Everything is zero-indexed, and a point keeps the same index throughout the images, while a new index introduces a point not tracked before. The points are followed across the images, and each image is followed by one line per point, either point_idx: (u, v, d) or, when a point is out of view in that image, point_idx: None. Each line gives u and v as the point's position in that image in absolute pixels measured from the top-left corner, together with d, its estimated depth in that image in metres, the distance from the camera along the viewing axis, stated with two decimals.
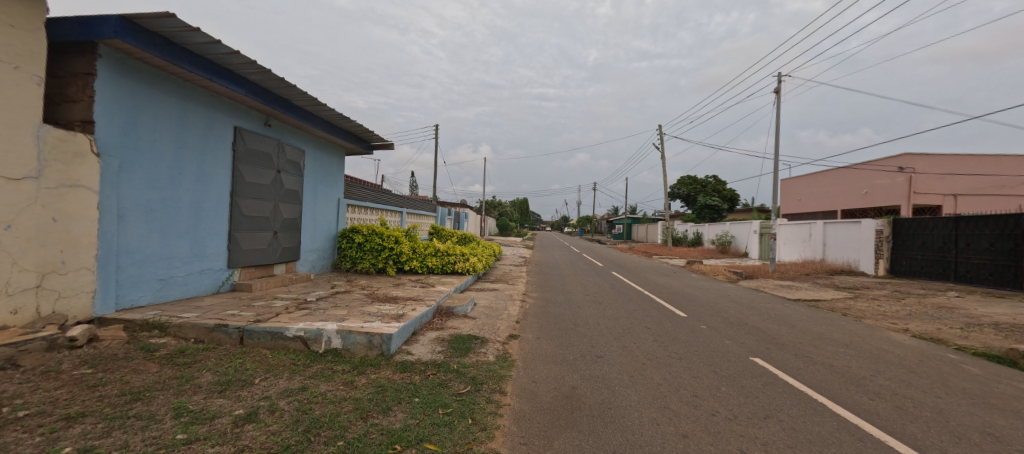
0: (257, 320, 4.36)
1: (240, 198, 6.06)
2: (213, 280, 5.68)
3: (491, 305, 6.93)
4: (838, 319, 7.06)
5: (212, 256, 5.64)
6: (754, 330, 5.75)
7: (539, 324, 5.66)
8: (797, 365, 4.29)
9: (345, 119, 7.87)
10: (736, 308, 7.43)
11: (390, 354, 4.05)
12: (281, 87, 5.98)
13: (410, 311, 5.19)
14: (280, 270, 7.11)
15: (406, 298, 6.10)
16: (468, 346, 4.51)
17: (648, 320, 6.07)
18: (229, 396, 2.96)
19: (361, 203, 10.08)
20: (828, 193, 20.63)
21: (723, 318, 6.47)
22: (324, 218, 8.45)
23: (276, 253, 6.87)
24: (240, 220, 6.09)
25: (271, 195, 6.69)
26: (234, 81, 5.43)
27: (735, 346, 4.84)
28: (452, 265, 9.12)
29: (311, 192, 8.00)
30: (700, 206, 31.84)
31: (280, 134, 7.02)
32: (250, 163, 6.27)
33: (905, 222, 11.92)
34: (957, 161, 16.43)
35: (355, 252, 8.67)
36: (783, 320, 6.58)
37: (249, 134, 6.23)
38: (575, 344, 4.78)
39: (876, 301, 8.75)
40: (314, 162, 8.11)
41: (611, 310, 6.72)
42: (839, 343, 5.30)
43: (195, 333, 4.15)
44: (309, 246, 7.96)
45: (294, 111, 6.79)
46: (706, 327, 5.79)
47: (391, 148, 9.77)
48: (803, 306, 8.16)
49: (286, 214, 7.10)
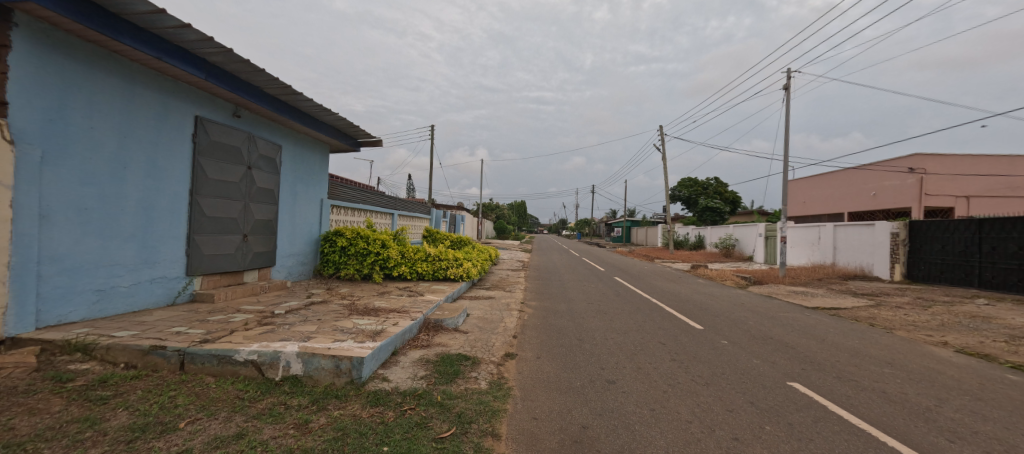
0: (205, 339, 3.66)
1: (202, 196, 5.37)
2: (167, 291, 4.98)
3: (486, 316, 6.23)
4: (869, 331, 6.39)
5: (166, 263, 4.94)
6: (784, 346, 5.06)
7: (539, 340, 4.98)
8: (844, 393, 3.62)
9: (327, 111, 7.19)
10: (754, 318, 6.79)
11: (361, 382, 3.36)
12: (248, 72, 5.29)
13: (391, 327, 4.49)
14: (251, 278, 6.41)
15: (389, 309, 5.40)
16: (456, 369, 3.81)
17: (662, 335, 5.39)
18: (137, 451, 2.26)
19: (347, 204, 9.38)
20: (834, 195, 20.08)
21: (743, 330, 5.82)
22: (305, 220, 7.75)
23: (246, 258, 6.17)
24: (201, 222, 5.39)
25: (241, 194, 6.00)
26: (190, 63, 4.75)
27: (768, 369, 4.16)
28: (445, 270, 8.45)
29: (290, 192, 7.31)
30: (699, 209, 31.47)
31: (252, 126, 6.33)
32: (215, 158, 5.58)
33: (923, 225, 11.34)
34: (969, 162, 15.92)
35: (338, 257, 7.96)
36: (810, 333, 5.93)
37: (214, 126, 5.54)
38: (582, 366, 4.08)
39: (901, 309, 8.12)
40: (294, 159, 7.43)
41: (619, 322, 6.03)
42: (883, 362, 4.63)
43: (126, 356, 3.44)
44: (287, 250, 7.26)
45: (266, 100, 6.10)
46: (729, 343, 5.11)
47: (379, 145, 9.09)
48: (825, 316, 7.52)
49: (257, 215, 6.40)
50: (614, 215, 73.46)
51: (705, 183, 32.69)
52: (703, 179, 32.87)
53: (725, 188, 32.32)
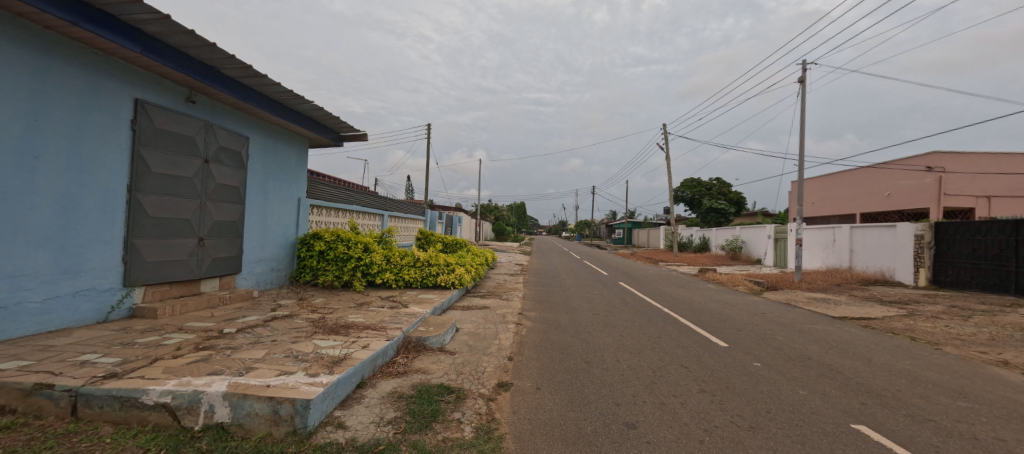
0: (111, 373, 2.87)
1: (143, 193, 4.58)
2: (97, 306, 4.19)
3: (477, 331, 5.41)
4: (916, 348, 5.59)
5: (95, 272, 4.16)
6: (829, 371, 4.26)
7: (540, 364, 4.20)
8: (930, 442, 2.83)
9: (303, 100, 6.40)
10: (781, 332, 6.02)
11: (307, 432, 2.55)
12: (197, 46, 4.49)
13: (360, 351, 3.67)
14: (209, 288, 5.61)
15: (364, 326, 4.61)
16: (435, 409, 3.01)
17: (683, 355, 4.61)
18: None
19: (329, 204, 8.53)
20: (845, 195, 19.32)
21: (774, 349, 5.04)
22: (278, 221, 6.96)
23: (203, 266, 5.37)
24: (144, 224, 4.61)
25: (195, 191, 5.22)
26: (121, 33, 3.96)
27: (821, 405, 3.37)
28: (435, 277, 7.66)
29: (259, 189, 6.52)
30: (704, 210, 30.70)
31: (212, 114, 5.55)
32: (163, 149, 4.80)
33: (950, 226, 10.56)
34: (991, 160, 15.18)
35: (315, 263, 7.17)
36: (851, 351, 5.16)
37: (161, 111, 4.77)
38: (592, 403, 3.29)
39: (939, 320, 7.35)
40: (264, 153, 6.63)
41: (630, 339, 5.24)
42: (953, 392, 3.85)
43: (3, 398, 2.66)
44: (255, 256, 6.46)
45: (226, 84, 5.33)
46: (764, 366, 4.31)
47: (364, 139, 8.31)
48: (858, 328, 6.73)
49: (217, 216, 5.60)
50: (614, 217, 72.80)
51: (710, 183, 31.94)
52: (707, 180, 32.10)
53: (729, 189, 31.57)
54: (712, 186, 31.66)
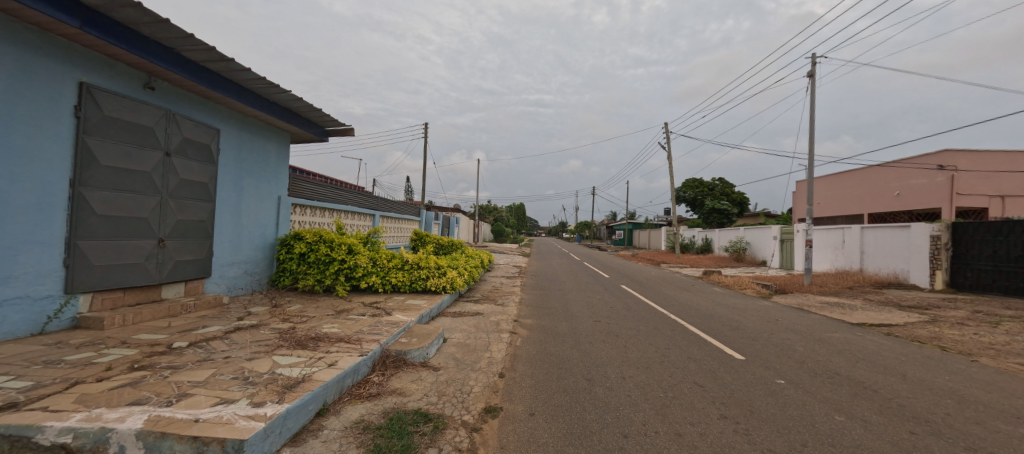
0: (10, 403, 2.36)
1: (90, 189, 4.08)
2: (30, 316, 3.68)
3: (467, 342, 4.90)
4: (950, 360, 5.07)
5: (28, 278, 3.65)
6: (863, 389, 3.76)
7: (535, 382, 3.69)
8: None
9: (280, 90, 5.90)
10: (799, 341, 5.53)
11: None
12: (149, 22, 4.00)
13: (324, 370, 3.15)
14: (172, 294, 5.10)
15: (337, 338, 4.09)
16: (406, 444, 2.50)
17: (696, 371, 4.10)
18: None
19: (314, 203, 8.00)
20: (852, 195, 18.85)
21: (796, 362, 4.54)
22: (255, 221, 6.46)
23: (163, 270, 4.86)
24: (91, 223, 4.11)
25: (154, 188, 4.72)
26: (54, 4, 3.45)
27: (866, 436, 2.85)
28: (425, 281, 7.16)
29: (233, 186, 6.03)
30: (705, 211, 30.25)
31: (176, 103, 5.06)
32: (114, 139, 4.30)
33: (968, 227, 10.07)
34: (1004, 158, 14.73)
35: (295, 266, 6.65)
36: (879, 364, 4.67)
37: (112, 97, 4.28)
38: (595, 434, 2.77)
39: (966, 326, 6.85)
40: (238, 147, 6.15)
41: (636, 350, 4.74)
42: (1010, 416, 3.34)
43: None
44: (227, 258, 5.95)
45: (190, 69, 4.82)
46: (789, 385, 3.79)
47: (349, 133, 7.81)
48: (880, 337, 6.23)
49: (181, 215, 5.10)
50: (615, 217, 72.40)
51: (711, 184, 31.49)
52: (709, 180, 31.66)
53: (732, 189, 31.06)
54: (714, 187, 31.20)
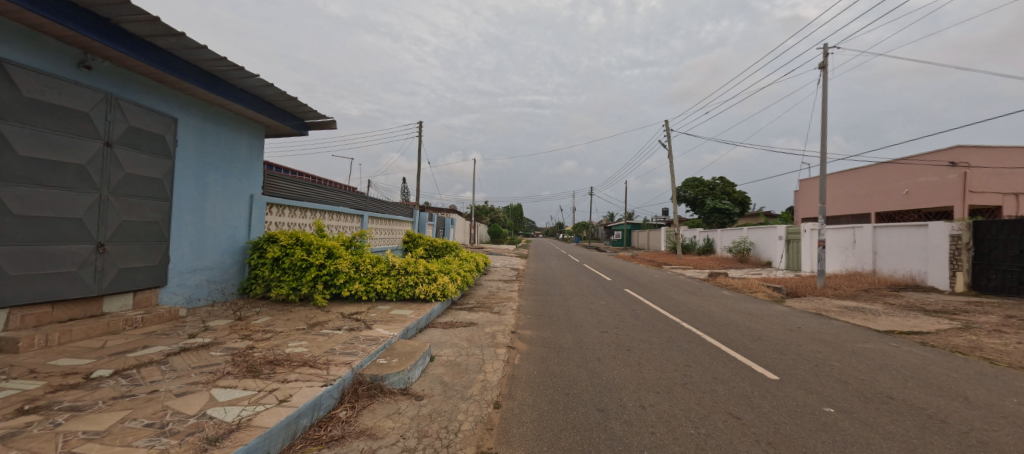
0: None
1: (4, 184, 3.40)
2: None
3: (457, 361, 4.25)
4: (1007, 376, 4.47)
5: None
6: (930, 420, 3.14)
7: (539, 415, 3.04)
8: None
9: (247, 73, 5.22)
10: (831, 354, 4.93)
11: None
12: None
13: (272, 410, 2.48)
14: (116, 307, 4.43)
15: (302, 361, 3.42)
16: None
17: (727, 396, 3.48)
18: None
19: (293, 203, 7.29)
20: (858, 194, 18.37)
21: (837, 381, 3.92)
22: (223, 223, 5.77)
23: (102, 279, 4.18)
24: (5, 225, 3.42)
25: (91, 183, 4.05)
26: None
27: None
28: (413, 288, 6.51)
29: (194, 184, 5.35)
30: (705, 210, 29.78)
31: (120, 86, 4.39)
32: (36, 125, 3.62)
33: (991, 225, 9.52)
34: (1017, 154, 14.26)
35: (267, 272, 5.96)
36: (932, 383, 4.06)
37: (33, 76, 3.59)
38: None
39: (1004, 334, 6.27)
40: (200, 140, 5.47)
41: (653, 369, 4.12)
42: None
43: None
44: (187, 265, 5.27)
45: (134, 44, 4.12)
46: (842, 415, 3.16)
47: (330, 126, 7.14)
48: (916, 347, 5.64)
49: (127, 215, 4.42)
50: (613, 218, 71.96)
51: (711, 184, 31.03)
52: (709, 180, 31.23)
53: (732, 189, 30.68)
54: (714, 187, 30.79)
